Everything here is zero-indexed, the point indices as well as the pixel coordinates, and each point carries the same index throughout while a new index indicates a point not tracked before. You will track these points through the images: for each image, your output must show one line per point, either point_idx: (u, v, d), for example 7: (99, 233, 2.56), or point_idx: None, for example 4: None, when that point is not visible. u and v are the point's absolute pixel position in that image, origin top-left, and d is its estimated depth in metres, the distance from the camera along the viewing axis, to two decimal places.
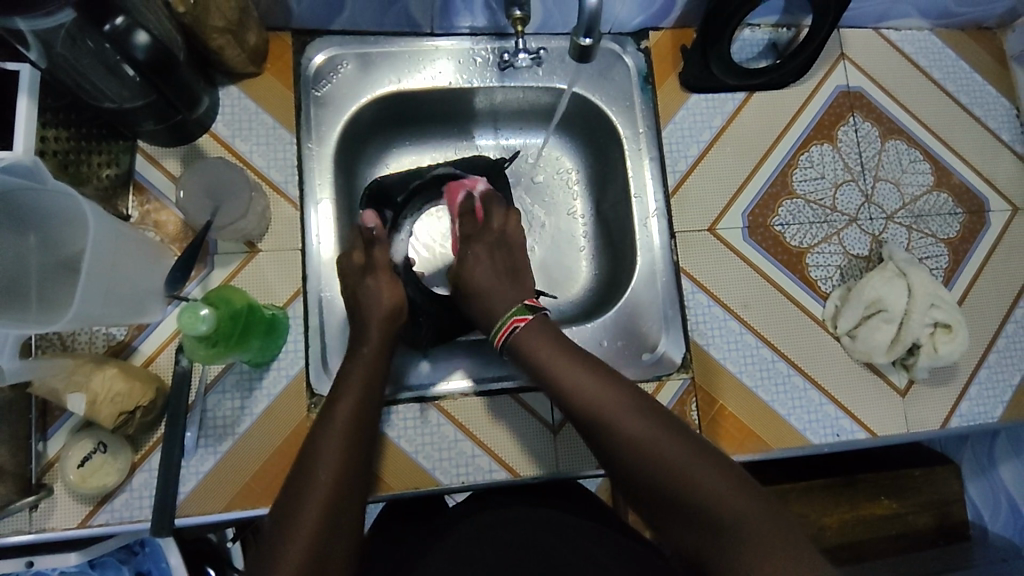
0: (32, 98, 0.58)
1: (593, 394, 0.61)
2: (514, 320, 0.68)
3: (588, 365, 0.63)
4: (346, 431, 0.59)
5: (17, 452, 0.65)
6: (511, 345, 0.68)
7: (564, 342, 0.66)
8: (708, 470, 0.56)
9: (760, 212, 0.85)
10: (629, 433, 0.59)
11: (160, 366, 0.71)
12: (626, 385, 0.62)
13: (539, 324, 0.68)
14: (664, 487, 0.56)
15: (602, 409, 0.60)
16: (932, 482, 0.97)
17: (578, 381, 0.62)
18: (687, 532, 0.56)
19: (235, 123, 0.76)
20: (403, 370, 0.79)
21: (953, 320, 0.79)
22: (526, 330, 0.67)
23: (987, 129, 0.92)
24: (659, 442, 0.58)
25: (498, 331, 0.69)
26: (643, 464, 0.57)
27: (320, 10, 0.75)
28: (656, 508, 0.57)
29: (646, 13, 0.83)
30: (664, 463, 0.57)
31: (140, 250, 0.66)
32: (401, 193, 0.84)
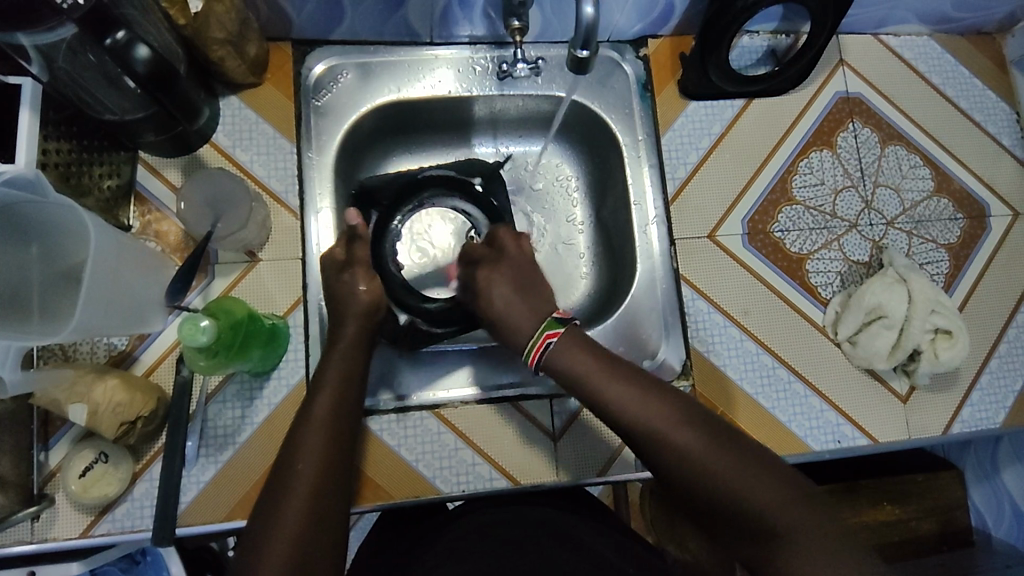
0: (33, 110, 0.59)
1: (634, 407, 0.60)
2: (547, 336, 0.66)
3: (629, 377, 0.62)
4: (345, 439, 0.59)
5: (19, 463, 0.65)
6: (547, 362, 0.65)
7: (602, 354, 0.64)
8: (757, 476, 0.55)
9: (760, 218, 0.85)
10: (675, 445, 0.57)
11: (161, 375, 0.71)
12: (669, 394, 0.61)
13: (574, 338, 0.65)
14: (712, 497, 0.55)
15: (647, 421, 0.59)
16: (935, 487, 0.97)
17: (619, 394, 0.61)
18: (740, 541, 0.55)
19: (235, 133, 0.76)
20: (392, 376, 0.79)
21: (954, 325, 0.79)
22: (558, 347, 0.65)
23: (987, 134, 0.92)
24: (708, 451, 0.56)
25: (531, 350, 0.66)
26: (691, 475, 0.56)
27: (320, 21, 0.76)
28: (707, 517, 0.56)
29: (644, 21, 0.83)
30: (712, 473, 0.55)
31: (141, 260, 0.66)
32: (383, 194, 0.84)
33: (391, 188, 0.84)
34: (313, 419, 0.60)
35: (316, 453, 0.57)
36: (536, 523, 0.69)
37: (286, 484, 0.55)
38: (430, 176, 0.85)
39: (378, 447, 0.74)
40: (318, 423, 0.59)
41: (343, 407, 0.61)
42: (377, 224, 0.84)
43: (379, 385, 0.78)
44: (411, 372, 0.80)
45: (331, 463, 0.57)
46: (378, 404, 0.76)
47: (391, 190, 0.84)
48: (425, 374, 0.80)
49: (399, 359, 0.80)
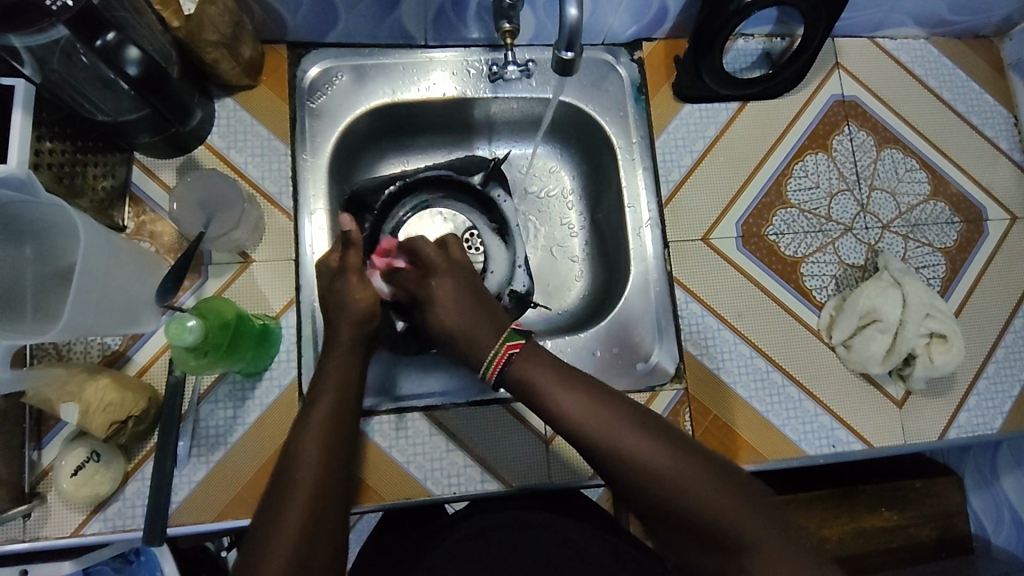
0: (26, 112, 0.59)
1: (589, 415, 0.60)
2: (508, 348, 0.65)
3: (583, 385, 0.61)
4: (340, 443, 0.60)
5: (11, 461, 0.66)
6: (503, 375, 0.64)
7: (554, 361, 0.64)
8: (711, 486, 0.55)
9: (754, 222, 0.85)
10: (629, 453, 0.57)
11: (153, 376, 0.71)
12: (622, 402, 0.61)
13: (530, 352, 0.64)
14: (668, 507, 0.55)
15: (602, 430, 0.59)
16: (935, 494, 0.96)
17: (574, 403, 0.60)
18: (693, 549, 0.56)
19: (230, 135, 0.77)
20: (394, 377, 0.80)
21: (947, 329, 0.79)
22: (520, 359, 0.64)
23: (985, 137, 0.91)
24: (662, 462, 0.57)
25: (489, 364, 0.65)
26: (646, 486, 0.56)
27: (314, 23, 0.76)
28: (657, 526, 0.57)
29: (639, 24, 0.83)
30: (669, 484, 0.56)
31: (134, 260, 0.67)
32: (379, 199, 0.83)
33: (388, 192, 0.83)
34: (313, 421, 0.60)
35: (316, 459, 0.57)
36: (527, 524, 0.69)
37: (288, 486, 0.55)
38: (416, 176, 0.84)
39: (369, 448, 0.74)
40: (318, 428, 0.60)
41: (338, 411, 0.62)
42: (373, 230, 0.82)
43: (382, 387, 0.78)
44: (416, 376, 0.80)
45: (326, 467, 0.57)
46: (380, 403, 0.77)
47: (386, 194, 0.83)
48: (427, 376, 0.80)
49: (399, 360, 0.80)
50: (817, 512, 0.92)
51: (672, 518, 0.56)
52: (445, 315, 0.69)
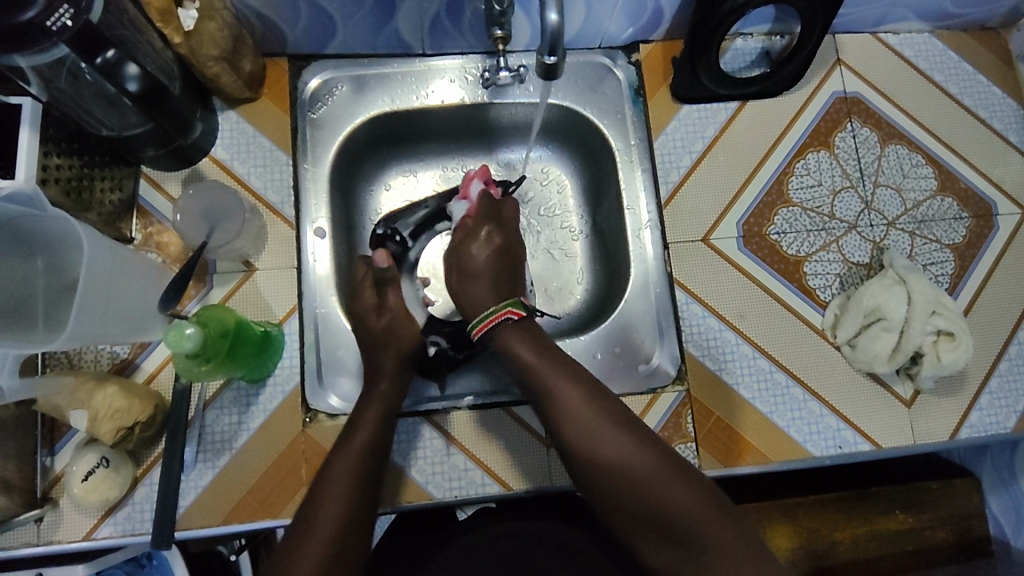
0: (33, 130, 0.61)
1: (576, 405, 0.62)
2: (507, 311, 0.68)
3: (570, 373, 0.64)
4: (364, 474, 0.62)
5: (25, 467, 0.68)
6: (493, 336, 0.68)
7: (548, 348, 0.67)
8: (676, 484, 0.57)
9: (755, 221, 0.84)
10: (601, 442, 0.60)
11: (161, 383, 0.73)
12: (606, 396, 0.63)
13: (526, 326, 0.68)
14: (632, 500, 0.58)
15: (577, 417, 0.61)
16: (950, 495, 0.94)
17: (561, 390, 0.63)
18: (651, 544, 0.58)
19: (233, 146, 0.79)
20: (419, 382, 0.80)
21: (955, 327, 0.77)
22: (513, 325, 0.68)
23: (993, 131, 0.90)
24: (631, 454, 0.59)
25: (481, 322, 0.69)
26: (612, 477, 0.59)
27: (312, 35, 0.78)
28: (617, 518, 0.59)
29: (636, 25, 0.83)
30: (637, 478, 0.58)
31: (141, 271, 0.69)
32: (405, 228, 0.85)
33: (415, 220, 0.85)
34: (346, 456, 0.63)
35: (342, 493, 0.60)
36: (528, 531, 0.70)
37: (322, 501, 0.59)
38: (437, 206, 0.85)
39: None
40: (346, 461, 0.62)
41: (371, 444, 0.64)
42: (398, 254, 0.84)
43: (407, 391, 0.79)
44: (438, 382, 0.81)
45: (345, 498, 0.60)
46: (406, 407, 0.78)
47: (413, 222, 0.85)
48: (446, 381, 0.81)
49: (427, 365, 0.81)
50: (826, 515, 0.91)
51: (634, 510, 0.58)
52: (478, 255, 0.73)
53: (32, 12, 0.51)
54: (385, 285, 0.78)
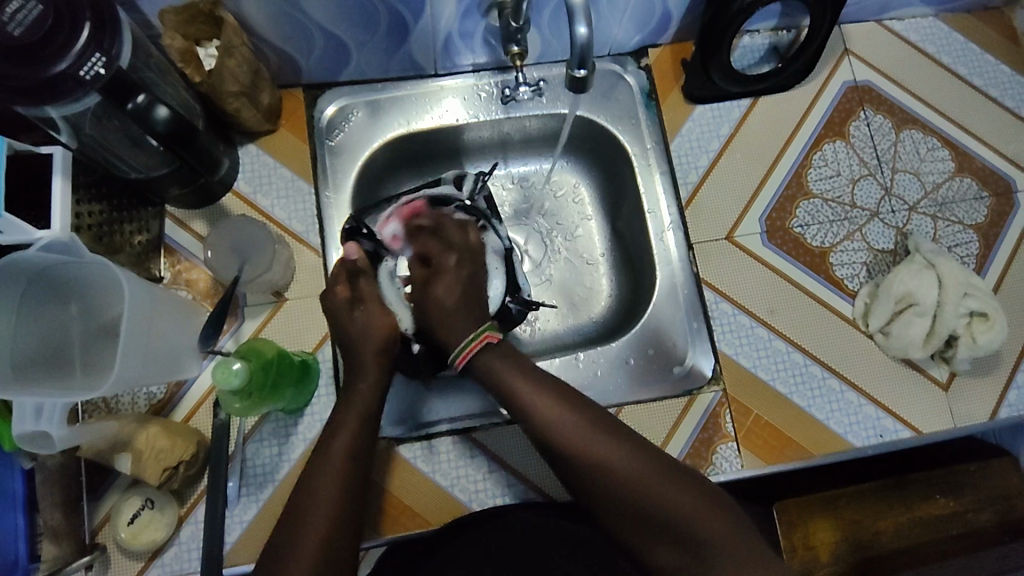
0: (65, 177, 0.61)
1: (560, 416, 0.62)
2: (485, 337, 0.66)
3: (549, 385, 0.64)
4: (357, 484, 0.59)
5: (71, 514, 0.67)
6: (475, 365, 0.65)
7: (526, 360, 0.66)
8: (682, 490, 0.59)
9: (777, 216, 0.84)
10: (605, 457, 0.60)
11: (199, 420, 0.73)
12: (589, 405, 0.63)
13: (505, 350, 0.66)
14: (642, 511, 0.58)
15: (570, 428, 0.61)
16: (990, 476, 0.93)
17: (544, 404, 0.62)
18: (651, 542, 0.59)
19: (255, 179, 0.79)
20: (418, 404, 0.78)
21: (988, 307, 0.77)
22: (495, 351, 0.65)
23: (1005, 109, 0.90)
24: (636, 464, 0.59)
25: (461, 351, 0.65)
26: (620, 490, 0.59)
27: (327, 64, 0.78)
28: (624, 529, 0.60)
29: (644, 31, 0.84)
30: (643, 489, 0.58)
31: (175, 310, 0.69)
32: (376, 223, 0.77)
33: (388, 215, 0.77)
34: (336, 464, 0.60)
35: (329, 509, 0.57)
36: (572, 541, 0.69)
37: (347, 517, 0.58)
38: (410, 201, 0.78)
39: (411, 473, 0.75)
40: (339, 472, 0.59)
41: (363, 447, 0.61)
42: (373, 252, 0.76)
43: (404, 415, 0.77)
44: (439, 400, 0.79)
45: (348, 518, 0.58)
46: (407, 434, 0.76)
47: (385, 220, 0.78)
48: (450, 400, 0.79)
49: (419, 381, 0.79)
50: (869, 504, 0.90)
51: (642, 520, 0.59)
52: (444, 292, 0.69)
53: (63, 63, 0.51)
54: (358, 276, 0.71)
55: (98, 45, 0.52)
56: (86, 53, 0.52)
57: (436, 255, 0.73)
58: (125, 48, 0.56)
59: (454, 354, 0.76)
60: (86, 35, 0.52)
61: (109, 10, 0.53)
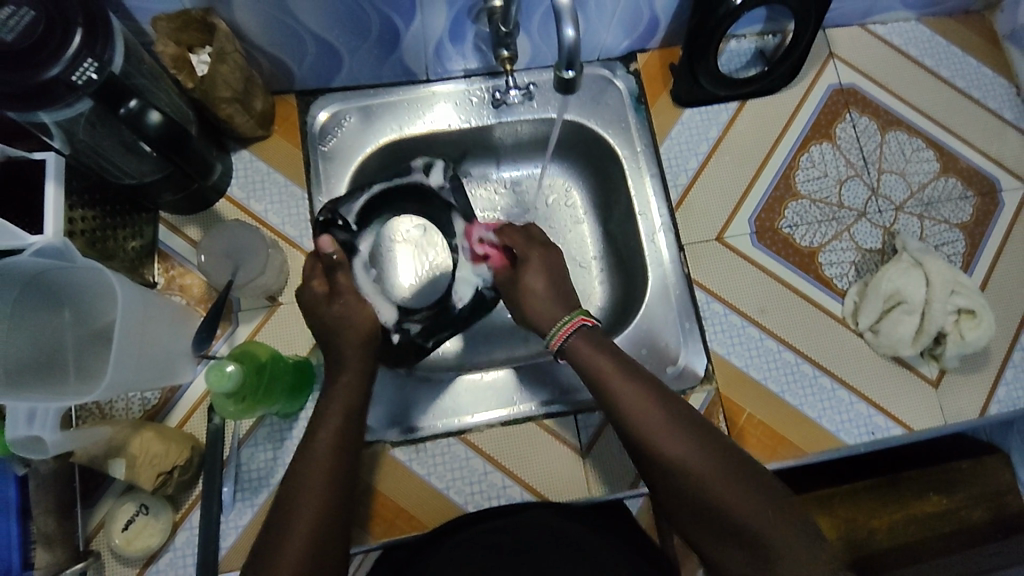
0: (58, 183, 0.62)
1: (641, 406, 0.60)
2: (580, 321, 0.67)
3: (636, 375, 0.62)
4: (348, 482, 0.60)
5: (64, 521, 0.67)
6: (563, 347, 0.66)
7: (615, 348, 0.65)
8: (753, 493, 0.55)
9: (766, 217, 0.85)
10: (681, 452, 0.58)
11: (193, 425, 0.73)
12: (676, 399, 0.61)
13: (596, 333, 0.66)
14: (715, 516, 0.56)
15: (649, 418, 0.59)
16: (982, 473, 0.94)
17: (625, 392, 0.61)
18: (718, 544, 0.56)
19: (248, 185, 0.80)
20: (413, 405, 0.78)
21: (975, 304, 0.78)
22: (583, 334, 0.66)
23: (987, 110, 0.91)
24: (708, 458, 0.57)
25: (555, 333, 0.66)
26: (686, 482, 0.57)
27: (319, 70, 0.79)
28: (695, 526, 0.58)
29: (632, 36, 0.85)
30: (716, 491, 0.56)
31: (169, 314, 0.69)
32: (350, 213, 0.76)
33: (359, 205, 0.77)
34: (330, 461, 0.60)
35: (321, 503, 0.57)
36: None
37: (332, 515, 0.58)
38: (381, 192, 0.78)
39: (406, 475, 0.75)
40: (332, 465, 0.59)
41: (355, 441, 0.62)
42: (346, 242, 0.76)
43: (400, 417, 0.77)
44: (433, 400, 0.79)
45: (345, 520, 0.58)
46: (403, 435, 0.76)
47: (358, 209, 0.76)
48: (445, 400, 0.79)
49: (407, 380, 0.79)
50: (861, 503, 0.91)
51: (709, 517, 0.56)
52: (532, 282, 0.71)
53: (56, 69, 0.51)
54: (335, 269, 0.72)
55: (91, 51, 0.53)
56: (78, 58, 0.52)
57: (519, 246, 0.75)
58: (117, 54, 0.57)
59: (429, 343, 0.77)
60: (78, 41, 0.52)
61: (101, 17, 0.54)
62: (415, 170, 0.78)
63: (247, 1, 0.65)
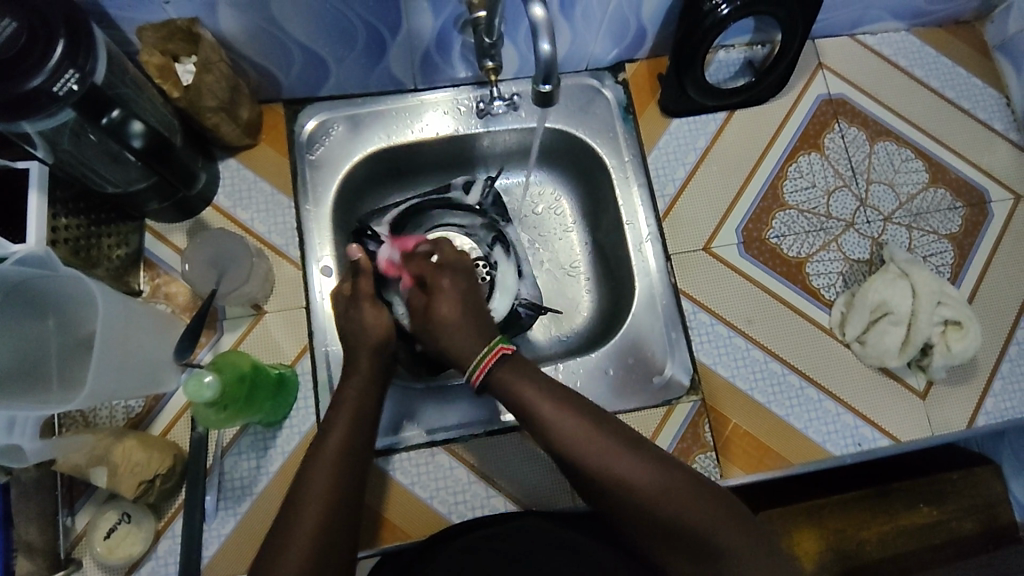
0: (41, 192, 0.62)
1: (574, 429, 0.60)
2: (500, 347, 0.66)
3: (564, 400, 0.62)
4: (349, 481, 0.60)
5: (46, 529, 0.67)
6: (492, 380, 0.64)
7: (541, 375, 0.65)
8: (725, 512, 0.57)
9: (754, 227, 0.85)
10: (619, 466, 0.58)
11: (177, 434, 0.73)
12: (606, 417, 0.62)
13: (519, 361, 0.66)
14: (658, 521, 0.57)
15: (583, 439, 0.60)
16: (973, 484, 0.93)
17: (559, 418, 0.61)
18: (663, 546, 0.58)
19: (235, 194, 0.80)
20: (411, 414, 0.78)
21: (962, 315, 0.78)
22: (509, 364, 0.65)
23: (977, 121, 0.91)
24: (672, 482, 0.58)
25: (477, 365, 0.65)
26: (639, 502, 0.57)
27: (307, 79, 0.80)
28: (640, 534, 0.59)
29: (620, 46, 0.86)
30: (656, 498, 0.57)
31: (152, 323, 0.69)
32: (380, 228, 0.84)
33: (388, 219, 0.85)
34: (316, 471, 0.59)
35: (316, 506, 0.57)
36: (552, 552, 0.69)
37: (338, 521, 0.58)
38: (411, 207, 0.85)
39: (390, 485, 0.75)
40: (319, 476, 0.59)
41: (346, 446, 0.61)
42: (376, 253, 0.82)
43: (396, 425, 0.77)
44: (431, 410, 0.79)
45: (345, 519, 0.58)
46: (399, 443, 0.76)
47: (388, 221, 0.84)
48: (443, 410, 0.79)
49: (412, 392, 0.79)
50: (852, 514, 0.90)
51: (680, 542, 0.57)
52: (445, 312, 0.69)
53: (37, 79, 0.52)
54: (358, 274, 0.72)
55: (73, 62, 0.53)
56: (60, 69, 0.52)
57: (429, 273, 0.74)
58: (100, 64, 0.57)
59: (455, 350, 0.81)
60: (60, 51, 0.52)
61: (84, 28, 0.54)
62: (456, 187, 0.88)
63: (232, 11, 0.65)
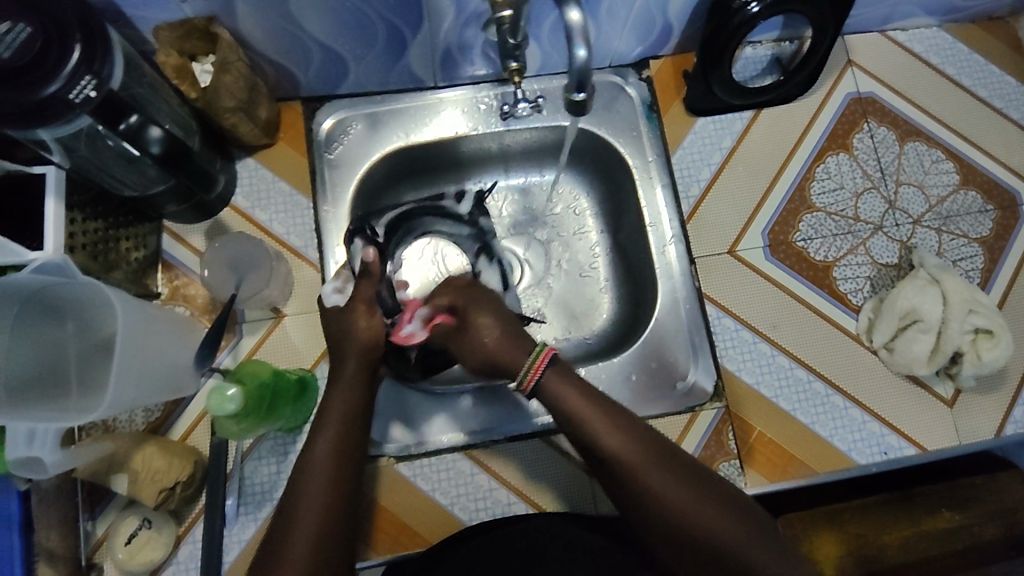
0: (58, 197, 0.61)
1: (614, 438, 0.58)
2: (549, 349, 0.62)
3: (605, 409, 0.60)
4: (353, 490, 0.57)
5: (68, 535, 0.67)
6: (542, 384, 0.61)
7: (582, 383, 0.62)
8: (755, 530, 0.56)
9: (780, 229, 0.84)
10: (654, 479, 0.56)
11: (197, 438, 0.72)
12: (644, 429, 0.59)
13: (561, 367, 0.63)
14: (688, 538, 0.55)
15: (621, 448, 0.58)
16: (997, 488, 0.90)
17: (600, 426, 0.59)
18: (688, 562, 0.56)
19: (253, 194, 0.78)
20: (419, 421, 0.77)
21: (994, 324, 0.76)
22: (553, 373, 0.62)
23: (1010, 120, 0.89)
24: (705, 498, 0.56)
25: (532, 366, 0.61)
26: (671, 516, 0.55)
27: (326, 77, 0.78)
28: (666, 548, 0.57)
29: (645, 43, 0.84)
30: (687, 514, 0.55)
31: (171, 328, 0.68)
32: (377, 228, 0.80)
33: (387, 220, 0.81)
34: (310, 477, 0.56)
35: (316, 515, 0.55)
36: None
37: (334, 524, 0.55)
38: (406, 210, 0.82)
39: (410, 491, 0.74)
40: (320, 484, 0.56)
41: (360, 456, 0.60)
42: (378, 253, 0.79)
43: (405, 433, 0.76)
44: (439, 416, 0.77)
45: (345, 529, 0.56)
46: (410, 451, 0.75)
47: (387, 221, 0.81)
48: (451, 418, 0.77)
49: (419, 398, 0.77)
50: (873, 517, 0.89)
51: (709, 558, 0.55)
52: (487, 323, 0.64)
53: (54, 86, 0.50)
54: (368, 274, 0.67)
55: (88, 67, 0.51)
56: (76, 75, 0.51)
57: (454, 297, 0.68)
58: (116, 68, 0.56)
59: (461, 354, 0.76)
60: (76, 56, 0.51)
61: (99, 30, 0.53)
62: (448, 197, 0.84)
63: (252, 11, 0.63)
